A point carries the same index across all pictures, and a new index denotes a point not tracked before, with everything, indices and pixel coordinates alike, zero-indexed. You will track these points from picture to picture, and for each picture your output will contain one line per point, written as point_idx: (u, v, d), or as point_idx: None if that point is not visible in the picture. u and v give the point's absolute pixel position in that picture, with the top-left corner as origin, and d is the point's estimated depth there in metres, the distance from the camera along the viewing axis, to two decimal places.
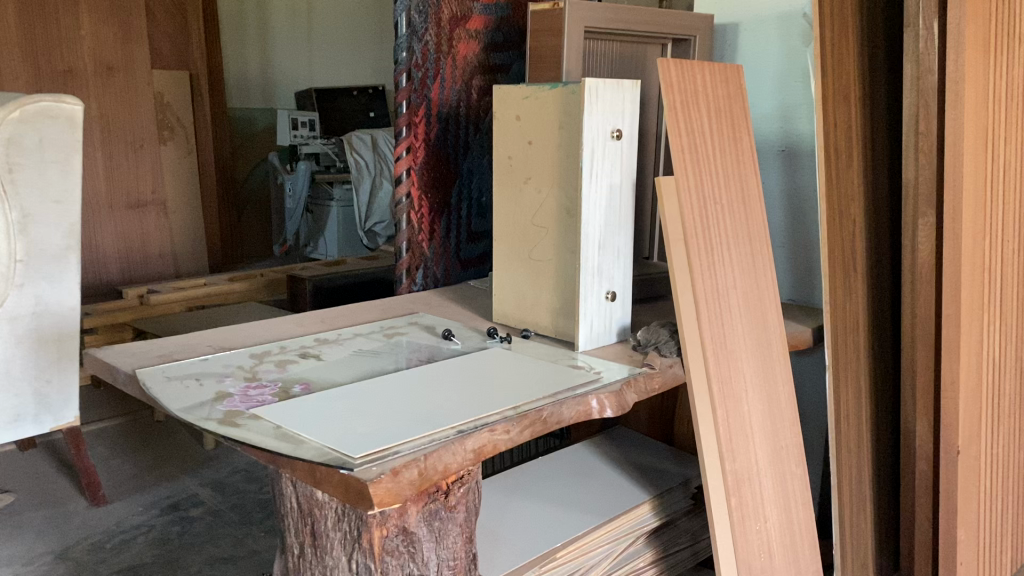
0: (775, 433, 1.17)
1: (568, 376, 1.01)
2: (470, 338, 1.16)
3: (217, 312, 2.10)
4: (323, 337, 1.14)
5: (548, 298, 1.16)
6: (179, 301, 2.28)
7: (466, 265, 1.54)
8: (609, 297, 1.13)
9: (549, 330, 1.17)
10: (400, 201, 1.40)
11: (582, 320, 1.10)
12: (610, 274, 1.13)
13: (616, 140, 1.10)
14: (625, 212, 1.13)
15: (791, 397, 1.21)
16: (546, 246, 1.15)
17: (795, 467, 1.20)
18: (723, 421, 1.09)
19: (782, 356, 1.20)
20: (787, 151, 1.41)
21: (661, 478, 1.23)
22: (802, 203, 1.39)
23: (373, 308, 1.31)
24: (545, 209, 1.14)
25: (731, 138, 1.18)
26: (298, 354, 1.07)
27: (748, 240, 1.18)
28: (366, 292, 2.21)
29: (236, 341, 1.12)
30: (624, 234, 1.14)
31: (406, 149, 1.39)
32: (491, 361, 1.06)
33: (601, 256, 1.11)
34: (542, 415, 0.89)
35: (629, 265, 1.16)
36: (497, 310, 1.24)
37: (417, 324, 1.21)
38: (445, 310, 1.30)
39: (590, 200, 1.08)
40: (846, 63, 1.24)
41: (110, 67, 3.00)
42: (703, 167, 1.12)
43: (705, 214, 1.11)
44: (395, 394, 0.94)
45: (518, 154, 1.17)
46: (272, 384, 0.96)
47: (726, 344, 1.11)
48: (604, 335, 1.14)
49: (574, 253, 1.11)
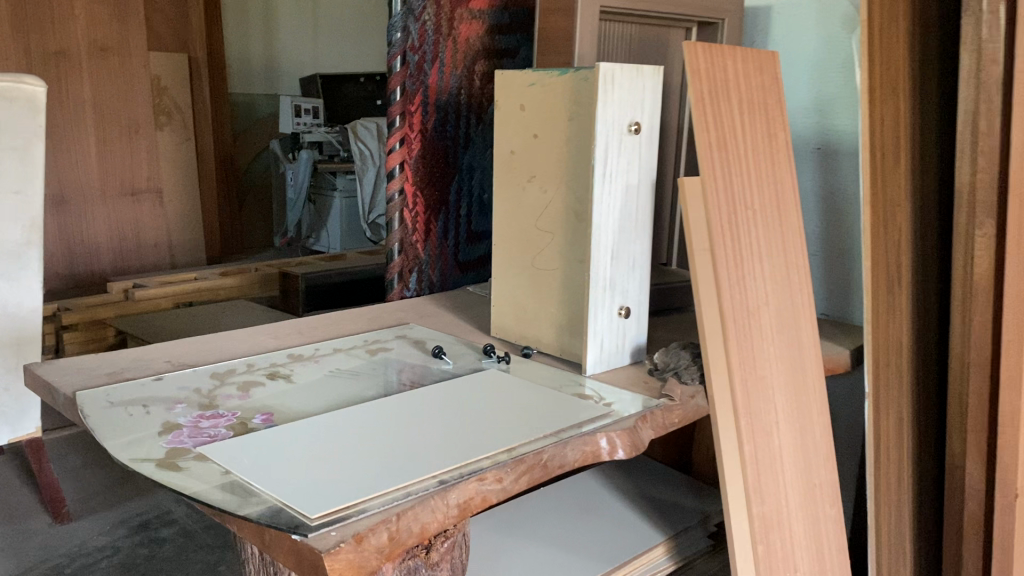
0: (808, 470, 1.03)
1: (573, 408, 0.87)
2: (464, 357, 1.02)
3: (203, 310, 1.98)
4: (298, 351, 1.01)
5: (553, 311, 1.02)
6: (166, 296, 2.14)
7: (466, 268, 1.41)
8: (622, 313, 1.00)
9: (553, 348, 1.03)
10: (393, 198, 1.27)
11: (591, 339, 0.97)
12: (624, 287, 0.99)
13: (635, 134, 0.96)
14: (643, 217, 1.00)
15: (825, 429, 1.07)
16: (552, 253, 1.01)
17: (829, 507, 1.06)
18: (751, 458, 0.96)
19: (817, 383, 1.06)
20: (825, 150, 1.26)
21: (676, 515, 1.09)
22: (840, 207, 1.25)
23: (359, 317, 1.18)
24: (551, 210, 1.01)
25: (766, 135, 1.04)
26: (266, 374, 0.94)
27: (783, 250, 1.04)
28: (364, 292, 2.09)
29: (198, 356, 0.99)
30: (641, 242, 1.00)
31: (400, 140, 1.25)
32: (487, 385, 0.93)
33: (614, 266, 0.97)
34: (541, 459, 0.76)
35: (646, 276, 1.02)
36: (496, 323, 1.10)
37: (406, 339, 1.08)
38: (438, 321, 1.17)
39: (603, 202, 0.94)
40: (897, 51, 1.09)
41: (104, 48, 2.84)
42: (734, 167, 0.99)
43: (736, 219, 0.98)
44: (373, 427, 0.81)
45: (522, 148, 1.03)
46: (230, 414, 0.82)
47: (755, 369, 0.98)
48: (615, 356, 1.01)
49: (583, 262, 0.97)
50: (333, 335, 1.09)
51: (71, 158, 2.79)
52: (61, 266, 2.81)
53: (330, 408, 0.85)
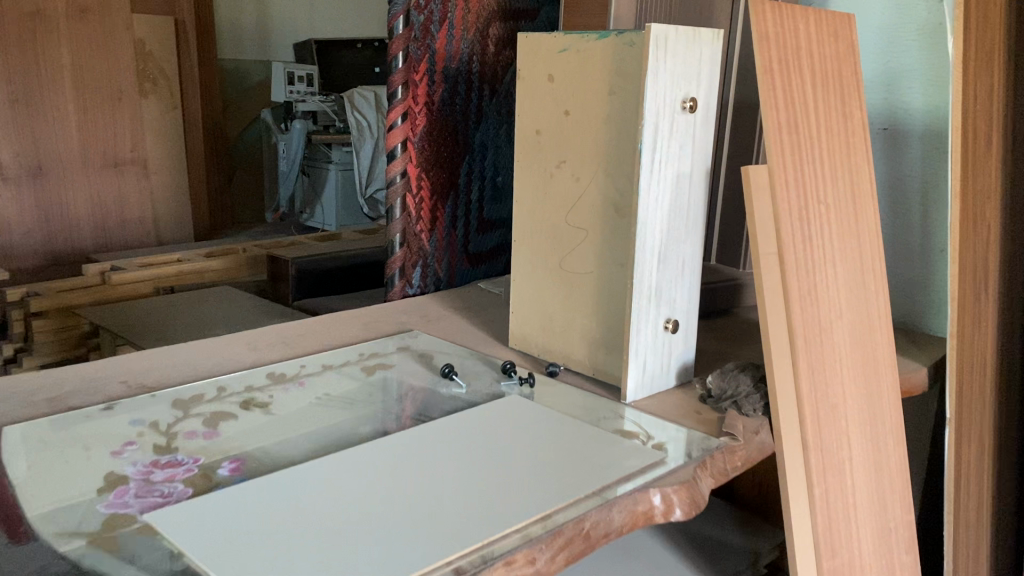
0: (884, 510, 0.88)
1: (615, 450, 0.71)
2: (479, 377, 0.85)
3: (184, 300, 1.79)
4: (280, 370, 0.85)
5: (585, 323, 0.86)
6: (145, 278, 1.95)
7: (476, 261, 1.24)
8: (669, 327, 0.83)
9: (584, 366, 0.87)
10: (394, 181, 1.09)
11: (632, 359, 0.80)
12: (672, 295, 0.83)
13: (689, 113, 0.79)
14: (695, 212, 0.83)
15: (902, 462, 0.91)
16: (585, 254, 0.85)
17: (906, 554, 0.90)
18: (822, 502, 0.80)
19: (893, 408, 0.90)
20: (891, 130, 1.09)
21: (722, 558, 0.94)
22: (909, 198, 1.08)
23: (354, 322, 1.01)
24: (584, 203, 0.84)
25: (840, 115, 0.87)
26: (239, 403, 0.77)
27: (857, 252, 0.88)
28: (360, 279, 1.87)
29: (160, 374, 0.83)
30: (692, 242, 0.84)
31: (402, 115, 1.07)
32: (507, 416, 0.77)
33: (660, 272, 0.81)
34: (583, 530, 0.60)
35: (697, 282, 0.86)
36: (515, 333, 0.94)
37: (410, 352, 0.91)
38: (446, 327, 1.00)
39: (651, 195, 0.77)
40: (994, 15, 0.92)
41: (85, 10, 2.43)
42: (805, 153, 0.82)
43: (807, 217, 0.82)
44: (369, 478, 0.64)
45: (550, 128, 0.86)
46: (190, 461, 0.66)
47: (827, 392, 0.82)
48: (660, 378, 0.84)
49: (625, 266, 0.81)
50: (322, 345, 0.93)
51: (48, 124, 2.43)
52: (37, 243, 2.46)
53: (317, 451, 0.69)
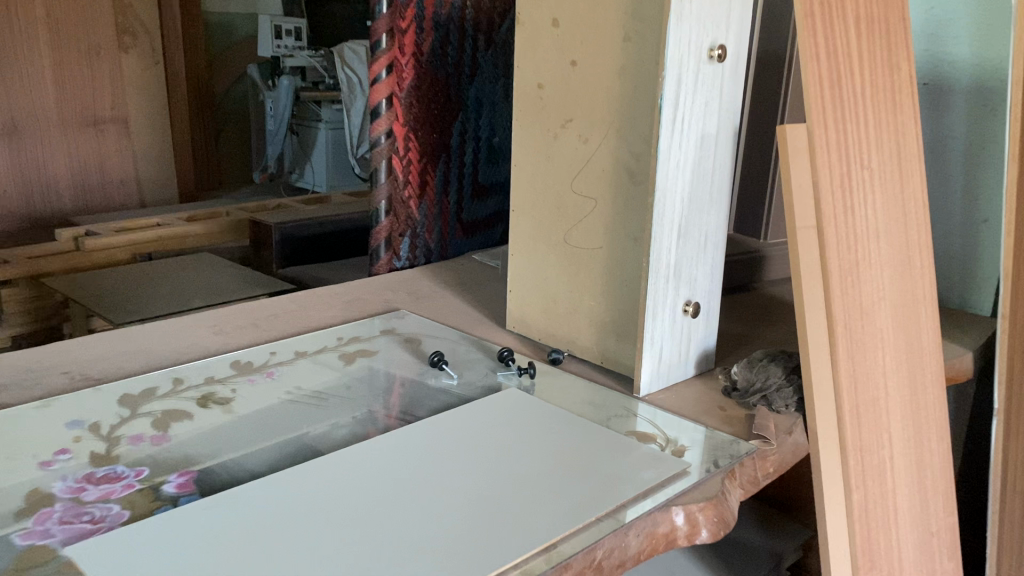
0: (927, 514, 0.78)
1: (628, 456, 0.61)
2: (472, 367, 0.75)
3: (161, 269, 1.67)
4: (245, 359, 0.74)
5: (592, 304, 0.76)
6: (121, 242, 1.82)
7: (471, 230, 1.13)
8: (688, 310, 0.73)
9: (590, 352, 0.77)
10: (379, 141, 0.98)
11: (647, 347, 0.70)
12: (692, 274, 0.73)
13: (717, 62, 0.68)
14: (720, 178, 0.73)
15: (946, 459, 0.81)
16: (593, 225, 0.74)
17: (949, 561, 0.81)
18: (860, 509, 0.71)
19: (937, 400, 0.80)
20: (933, 85, 0.98)
21: (744, 561, 0.85)
22: (949, 161, 0.98)
23: (335, 300, 0.91)
24: (592, 167, 0.73)
25: (887, 66, 0.76)
26: (196, 399, 0.67)
27: (902, 224, 0.78)
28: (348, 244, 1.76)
29: (110, 363, 0.73)
30: (717, 212, 0.73)
31: (387, 67, 0.96)
32: (503, 414, 0.67)
33: (680, 247, 0.71)
34: (595, 561, 0.50)
35: (720, 258, 0.75)
36: (513, 313, 0.84)
37: (395, 336, 0.81)
38: (438, 305, 0.90)
39: (672, 159, 0.67)
40: None
41: None
42: (848, 109, 0.72)
43: (850, 184, 0.72)
44: (342, 494, 0.55)
45: (554, 81, 0.75)
46: (132, 473, 0.56)
47: (868, 383, 0.73)
48: (678, 367, 0.74)
49: (640, 240, 0.70)
50: (296, 327, 0.83)
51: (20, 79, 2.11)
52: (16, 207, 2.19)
53: (282, 459, 0.59)
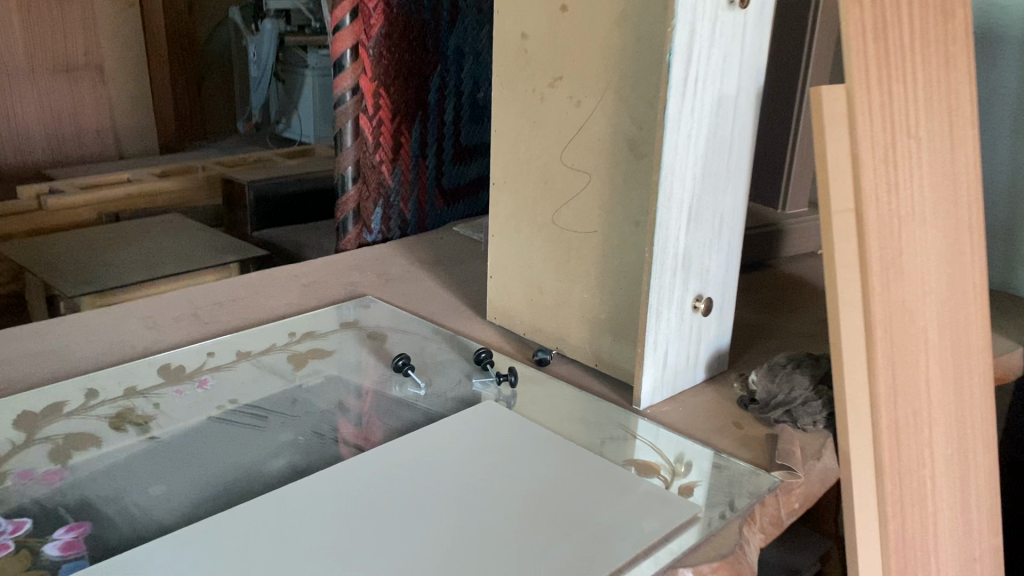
0: (971, 537, 0.68)
1: (624, 493, 0.50)
2: (444, 371, 0.64)
3: (127, 233, 1.52)
4: (175, 364, 0.63)
5: (583, 297, 0.65)
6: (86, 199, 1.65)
7: (452, 197, 1.02)
8: (698, 306, 0.62)
9: (582, 352, 0.66)
10: (343, 99, 0.86)
11: (649, 352, 0.59)
12: (703, 263, 0.61)
13: (737, 9, 0.56)
14: (738, 149, 0.61)
15: (992, 473, 0.70)
16: (586, 205, 0.63)
17: None
18: (898, 540, 0.60)
19: (985, 407, 0.69)
20: (981, 35, 0.85)
21: None
22: (996, 124, 0.86)
23: (294, 284, 0.80)
24: (584, 136, 0.61)
25: (941, 14, 0.64)
26: (109, 418, 0.56)
27: (952, 202, 0.66)
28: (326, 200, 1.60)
29: (17, 368, 0.62)
30: (732, 190, 0.62)
31: (351, 12, 0.83)
32: (475, 434, 0.56)
33: (689, 233, 0.59)
34: None
35: (736, 244, 0.64)
36: (494, 303, 0.72)
37: (356, 331, 0.70)
38: (411, 290, 0.79)
39: (680, 126, 0.55)
40: None
41: None
42: (895, 66, 0.59)
43: (894, 155, 0.60)
44: (267, 550, 0.44)
45: (540, 30, 0.62)
46: (9, 529, 0.45)
47: (910, 393, 0.62)
48: (685, 373, 0.63)
49: (642, 224, 0.59)
50: (242, 319, 0.72)
51: None
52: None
53: (202, 501, 0.48)
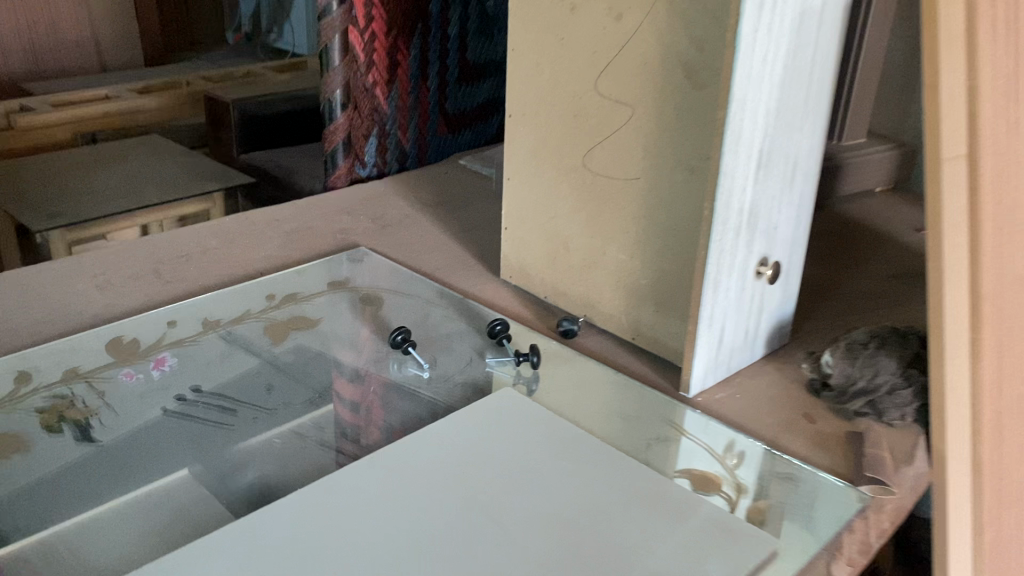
0: None
1: (682, 518, 0.40)
2: (452, 348, 0.53)
3: (98, 155, 1.30)
4: (128, 337, 0.52)
5: (619, 258, 0.53)
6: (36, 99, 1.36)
7: (457, 125, 0.89)
8: (762, 270, 0.51)
9: (616, 322, 0.55)
10: (329, 9, 0.73)
11: (703, 328, 0.49)
12: (771, 219, 0.50)
13: None
14: (818, 76, 0.49)
15: None
16: (627, 146, 0.51)
17: None
18: (1001, 557, 0.50)
19: None
20: None
21: None
22: None
23: (276, 232, 0.68)
24: (626, 59, 0.49)
25: None
26: (39, 415, 0.45)
27: None
28: (306, 125, 1.39)
29: None
30: (809, 128, 0.50)
31: None
32: (492, 434, 0.45)
33: (757, 182, 0.48)
34: None
35: (808, 194, 0.52)
36: (510, 261, 0.61)
37: (346, 295, 0.59)
38: (413, 242, 0.67)
39: (754, 48, 0.43)
40: None
41: None
42: None
43: (1015, 85, 0.48)
44: None
45: None
46: None
47: (1014, 383, 0.50)
48: (742, 350, 0.53)
49: (700, 171, 0.47)
50: (211, 278, 0.60)
51: None
52: None
53: (146, 533, 0.38)
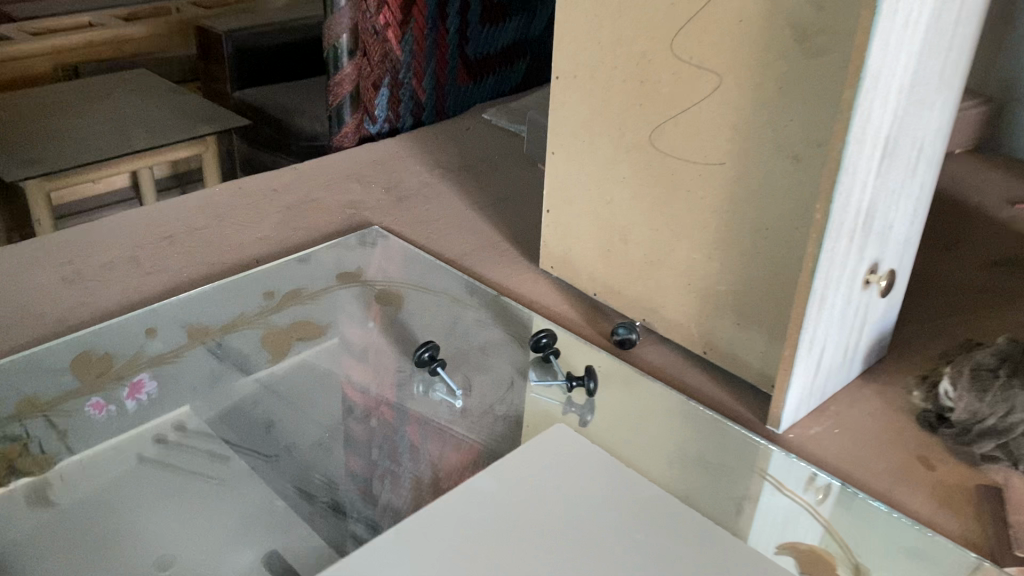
0: None
1: None
2: (488, 365, 0.44)
3: (76, 94, 1.18)
4: (99, 352, 0.43)
5: (691, 257, 0.44)
6: (14, 30, 1.28)
7: (478, 71, 0.79)
8: (872, 279, 0.41)
9: (682, 333, 0.46)
10: None
11: (803, 355, 0.39)
12: (888, 217, 0.40)
13: None
14: (960, 37, 0.38)
15: None
16: (708, 125, 0.41)
17: None
18: None
19: None
20: None
21: None
22: None
23: (275, 204, 0.59)
24: (715, 13, 0.38)
25: None
26: None
27: None
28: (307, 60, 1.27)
29: None
30: (941, 103, 0.40)
31: None
32: (543, 492, 0.37)
33: (879, 175, 0.38)
34: None
35: (928, 182, 0.42)
36: (552, 249, 0.52)
37: (357, 292, 0.50)
38: (434, 218, 0.58)
39: (898, 5, 0.33)
40: None
41: None
42: None
43: None
44: None
45: None
46: None
47: None
48: (839, 371, 0.44)
49: (809, 161, 0.37)
50: (199, 267, 0.51)
51: None
52: None
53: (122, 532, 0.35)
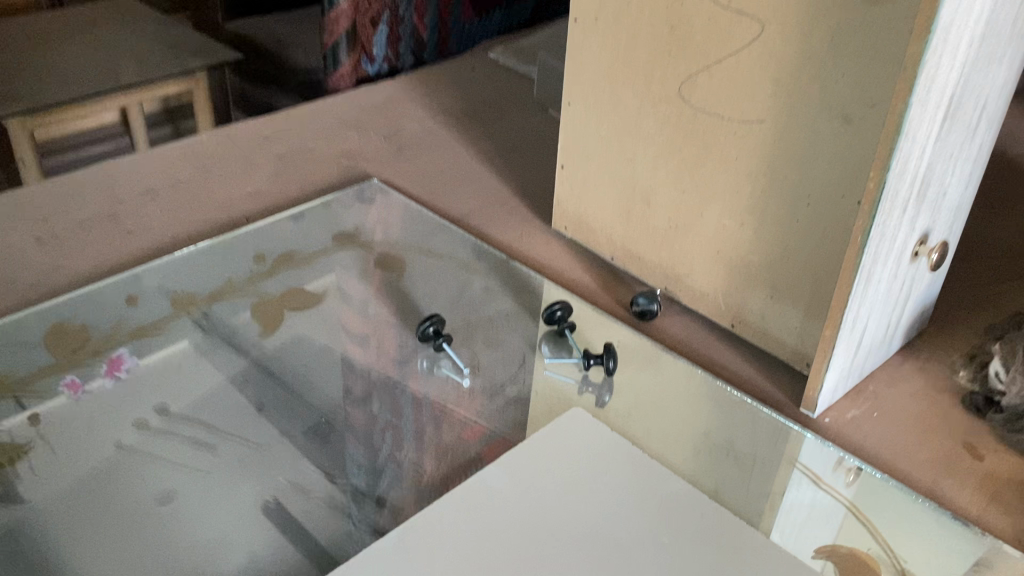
0: None
1: None
2: (499, 341, 0.41)
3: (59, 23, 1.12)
4: (77, 323, 0.39)
5: (721, 224, 0.40)
6: None
7: (483, 6, 0.75)
8: (920, 250, 0.37)
9: (709, 304, 0.42)
10: None
11: (844, 335, 0.36)
12: (944, 182, 0.36)
13: None
14: None
15: None
16: (746, 77, 0.36)
17: None
18: None
19: None
20: None
21: None
22: None
23: (268, 154, 0.54)
24: None
25: None
26: None
27: None
28: None
29: None
30: (1010, 54, 0.35)
31: None
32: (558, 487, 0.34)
33: (939, 137, 0.33)
34: None
35: (987, 142, 0.38)
36: (566, 209, 0.48)
37: (356, 256, 0.46)
38: (439, 171, 0.54)
39: None
40: None
41: None
42: None
43: None
44: None
45: None
46: None
47: None
48: (878, 348, 0.40)
49: (864, 121, 0.33)
50: (186, 226, 0.47)
51: None
52: None
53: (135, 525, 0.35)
